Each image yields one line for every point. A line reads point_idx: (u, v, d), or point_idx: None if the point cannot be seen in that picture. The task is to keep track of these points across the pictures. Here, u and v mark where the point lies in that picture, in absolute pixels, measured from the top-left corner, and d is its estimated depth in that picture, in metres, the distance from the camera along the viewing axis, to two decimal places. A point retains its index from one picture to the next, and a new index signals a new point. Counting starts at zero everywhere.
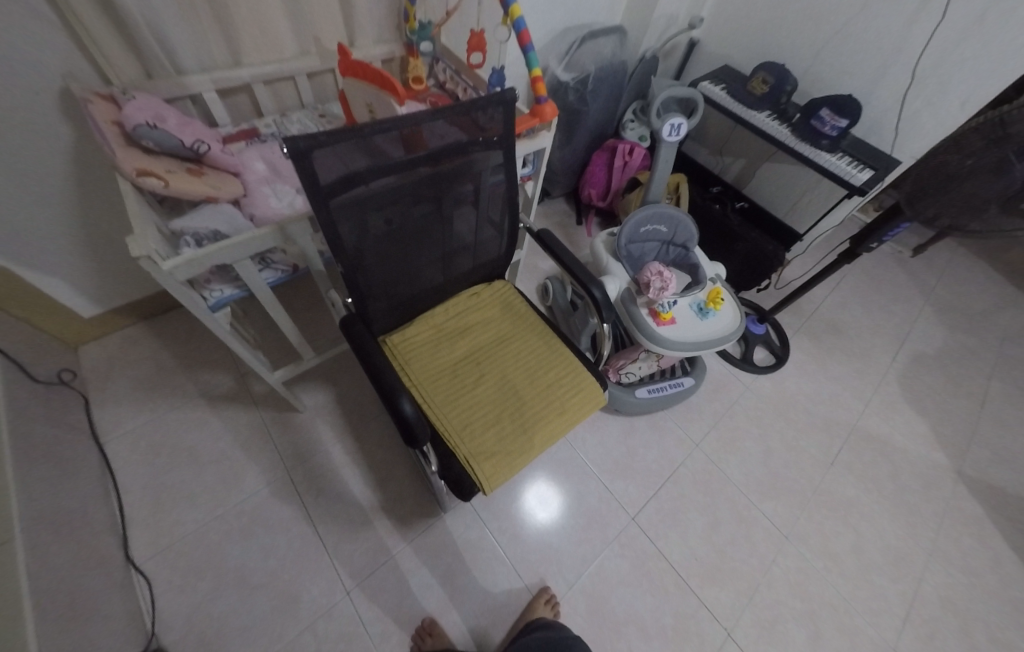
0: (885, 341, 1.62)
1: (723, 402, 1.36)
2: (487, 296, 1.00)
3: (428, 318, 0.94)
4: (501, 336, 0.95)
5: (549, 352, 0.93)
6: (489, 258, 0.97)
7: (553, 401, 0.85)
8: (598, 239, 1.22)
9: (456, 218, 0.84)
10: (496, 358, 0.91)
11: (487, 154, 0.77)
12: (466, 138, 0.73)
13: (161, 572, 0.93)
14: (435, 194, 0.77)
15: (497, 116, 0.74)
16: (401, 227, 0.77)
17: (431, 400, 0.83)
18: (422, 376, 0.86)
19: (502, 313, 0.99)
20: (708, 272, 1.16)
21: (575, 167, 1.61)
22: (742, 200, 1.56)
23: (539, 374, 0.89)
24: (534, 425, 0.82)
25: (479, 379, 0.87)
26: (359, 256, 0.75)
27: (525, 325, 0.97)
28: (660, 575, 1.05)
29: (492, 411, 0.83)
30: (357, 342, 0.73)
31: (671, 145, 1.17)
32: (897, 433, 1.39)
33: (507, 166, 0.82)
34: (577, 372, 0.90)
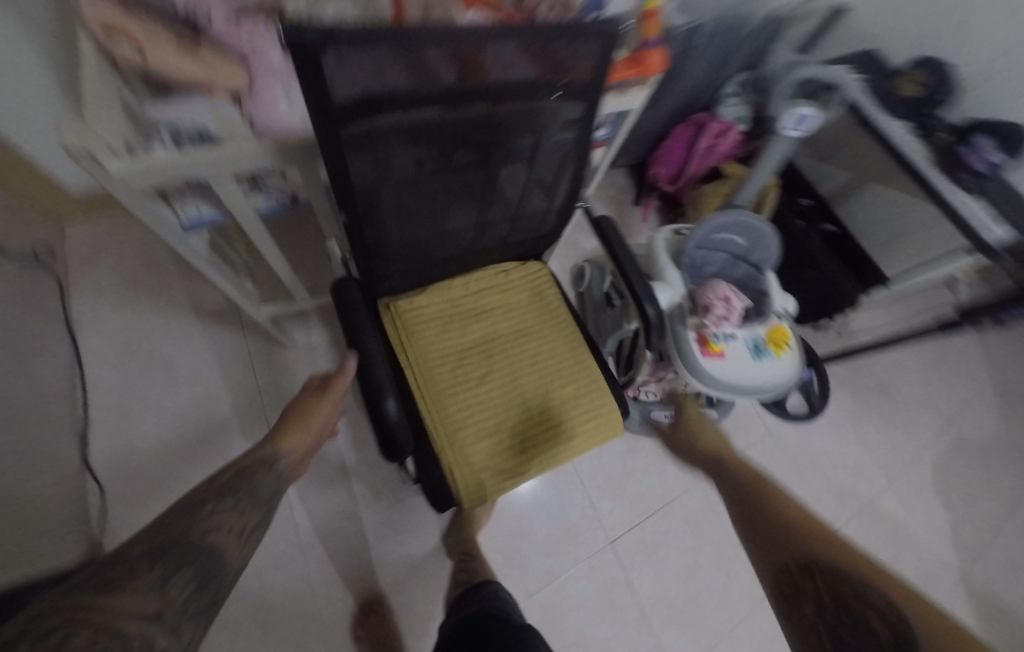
0: (933, 416, 1.45)
1: (740, 442, 1.24)
2: (517, 276, 0.85)
3: (442, 290, 0.80)
4: (522, 330, 0.81)
5: (573, 362, 0.80)
6: (532, 231, 0.81)
7: (562, 422, 0.74)
8: (658, 233, 1.03)
9: (503, 176, 0.67)
10: (510, 355, 0.78)
11: (558, 104, 0.58)
12: (537, 77, 0.53)
13: (118, 483, 0.88)
14: (485, 141, 0.59)
15: (592, 49, 0.53)
16: (433, 175, 0.61)
17: (423, 389, 0.71)
18: (421, 357, 0.74)
19: (531, 302, 0.84)
20: (777, 305, 0.98)
21: (651, 138, 1.36)
22: (831, 223, 1.36)
23: (554, 385, 0.77)
24: (535, 446, 0.71)
25: (484, 375, 0.75)
26: (372, 202, 0.59)
27: (552, 323, 0.83)
28: (624, 607, 1.00)
29: (490, 419, 0.72)
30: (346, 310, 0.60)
31: (789, 142, 0.88)
32: (913, 518, 1.28)
33: (582, 121, 0.63)
34: (599, 393, 0.77)
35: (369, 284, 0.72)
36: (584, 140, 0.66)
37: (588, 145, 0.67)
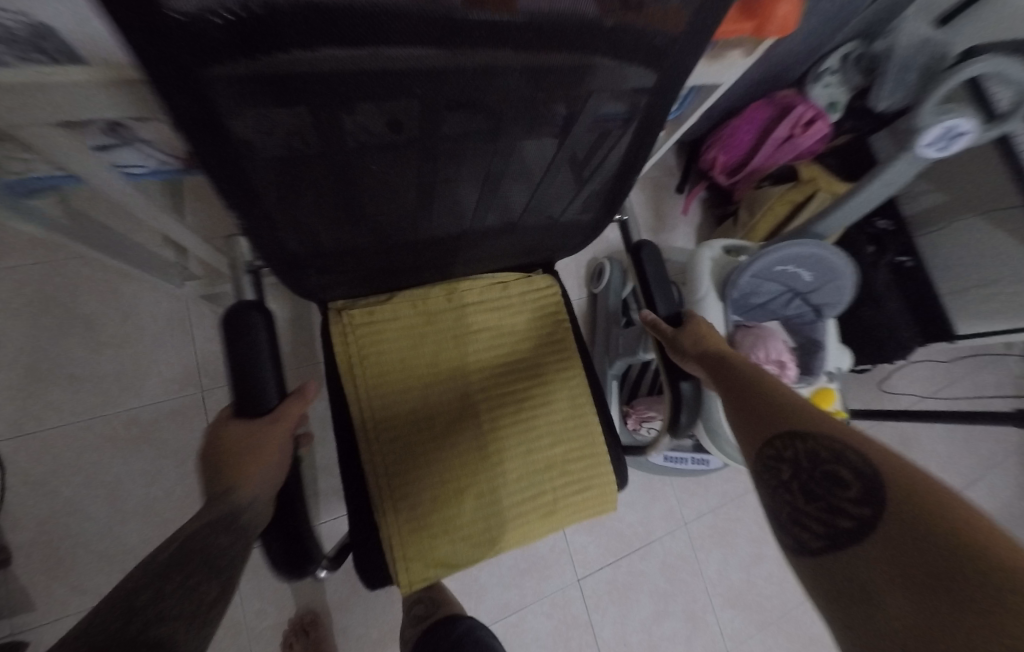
0: (949, 478, 1.33)
1: (738, 485, 1.12)
2: (518, 293, 0.67)
3: (417, 301, 0.62)
4: (513, 364, 0.65)
5: (568, 415, 0.65)
6: (540, 225, 0.59)
7: (540, 491, 0.61)
8: (704, 249, 0.80)
9: (514, 156, 0.44)
10: (492, 396, 0.63)
11: (617, 64, 0.34)
12: (594, 18, 0.29)
13: (20, 460, 0.75)
14: (490, 110, 0.36)
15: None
16: (404, 155, 0.39)
17: (376, 436, 0.57)
18: (375, 391, 0.58)
19: (527, 329, 0.67)
20: (829, 363, 0.80)
21: (716, 112, 1.08)
22: (907, 254, 1.12)
23: (539, 444, 0.62)
24: (503, 519, 0.59)
25: (456, 421, 0.60)
26: (293, 188, 0.37)
27: (552, 360, 0.67)
28: (580, 649, 0.93)
29: (454, 480, 0.58)
30: (239, 342, 0.37)
31: (916, 163, 0.64)
32: None
33: (656, 83, 0.38)
34: (593, 459, 0.64)
35: (316, 287, 0.53)
36: (651, 105, 0.41)
37: (655, 114, 0.42)
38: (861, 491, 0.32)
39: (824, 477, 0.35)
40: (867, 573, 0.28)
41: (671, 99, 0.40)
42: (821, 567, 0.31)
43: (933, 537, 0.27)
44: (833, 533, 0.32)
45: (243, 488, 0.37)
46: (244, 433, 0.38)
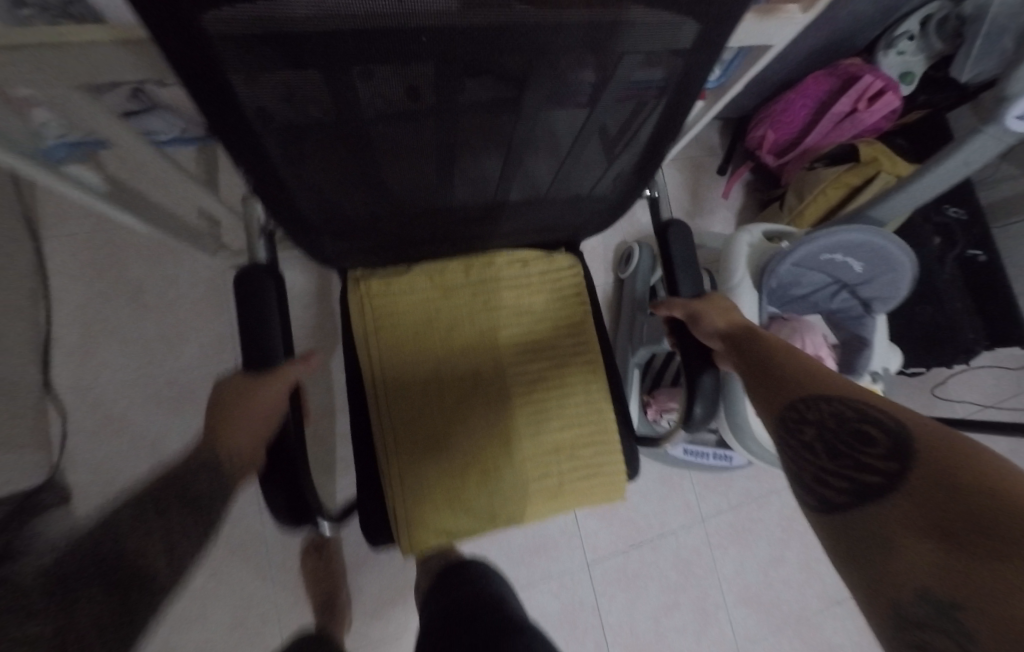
0: None
1: (762, 485, 1.07)
2: (540, 272, 0.66)
3: (442, 272, 0.62)
4: (538, 341, 0.65)
5: (581, 399, 0.64)
6: (564, 198, 0.56)
7: (546, 471, 0.62)
8: (743, 234, 0.75)
9: (545, 118, 0.40)
10: (509, 375, 0.63)
11: (658, 23, 0.30)
12: None
13: (78, 410, 0.83)
14: (515, 64, 0.32)
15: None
16: (419, 123, 0.37)
17: (389, 403, 0.59)
18: (384, 362, 0.60)
19: (546, 308, 0.66)
20: (875, 362, 0.74)
21: (768, 84, 0.99)
22: (981, 249, 0.99)
23: (549, 425, 0.63)
24: (505, 495, 0.60)
25: (471, 397, 0.61)
26: (300, 148, 0.36)
27: (572, 340, 0.66)
28: (585, 631, 0.93)
29: (463, 454, 0.60)
30: (248, 304, 0.42)
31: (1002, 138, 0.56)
32: None
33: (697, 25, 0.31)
34: (603, 447, 0.63)
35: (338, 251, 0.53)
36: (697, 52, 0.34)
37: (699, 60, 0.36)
38: (885, 452, 0.32)
39: (845, 435, 0.35)
40: (887, 515, 0.29)
41: (721, 48, 0.34)
42: (841, 517, 0.31)
43: (955, 481, 0.28)
44: (855, 483, 0.32)
45: (227, 444, 0.40)
46: (238, 390, 0.41)
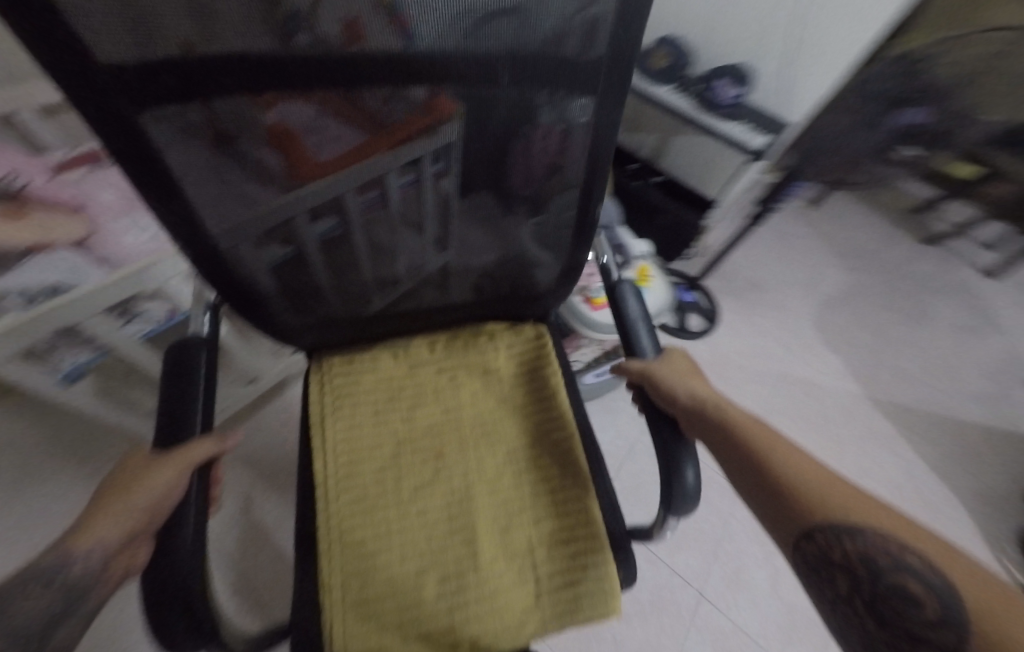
0: (798, 291, 2.11)
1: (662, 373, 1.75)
2: (508, 346, 1.03)
3: (395, 394, 0.96)
4: (482, 431, 0.94)
5: (534, 467, 0.91)
6: (439, 284, 0.85)
7: (477, 535, 0.83)
8: None
9: (365, 258, 0.74)
10: (445, 474, 0.88)
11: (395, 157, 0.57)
12: (360, 134, 0.52)
13: None
14: (326, 205, 0.61)
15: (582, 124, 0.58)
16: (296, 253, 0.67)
17: (339, 506, 0.83)
18: (349, 462, 0.87)
19: (509, 398, 0.99)
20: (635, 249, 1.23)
21: None
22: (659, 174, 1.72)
23: (497, 488, 0.88)
24: (427, 588, 0.77)
25: (410, 500, 0.85)
26: (221, 279, 0.65)
27: (536, 415, 0.96)
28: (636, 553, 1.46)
29: (398, 572, 0.78)
30: (172, 397, 0.63)
31: None
32: (817, 372, 1.89)
33: (587, 188, 0.69)
34: (566, 518, 0.85)
35: (306, 342, 0.91)
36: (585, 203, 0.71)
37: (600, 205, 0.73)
38: (919, 589, 0.47)
39: (867, 570, 0.50)
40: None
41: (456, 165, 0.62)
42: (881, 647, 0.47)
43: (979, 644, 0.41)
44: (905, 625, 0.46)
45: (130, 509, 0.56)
46: (147, 459, 0.58)
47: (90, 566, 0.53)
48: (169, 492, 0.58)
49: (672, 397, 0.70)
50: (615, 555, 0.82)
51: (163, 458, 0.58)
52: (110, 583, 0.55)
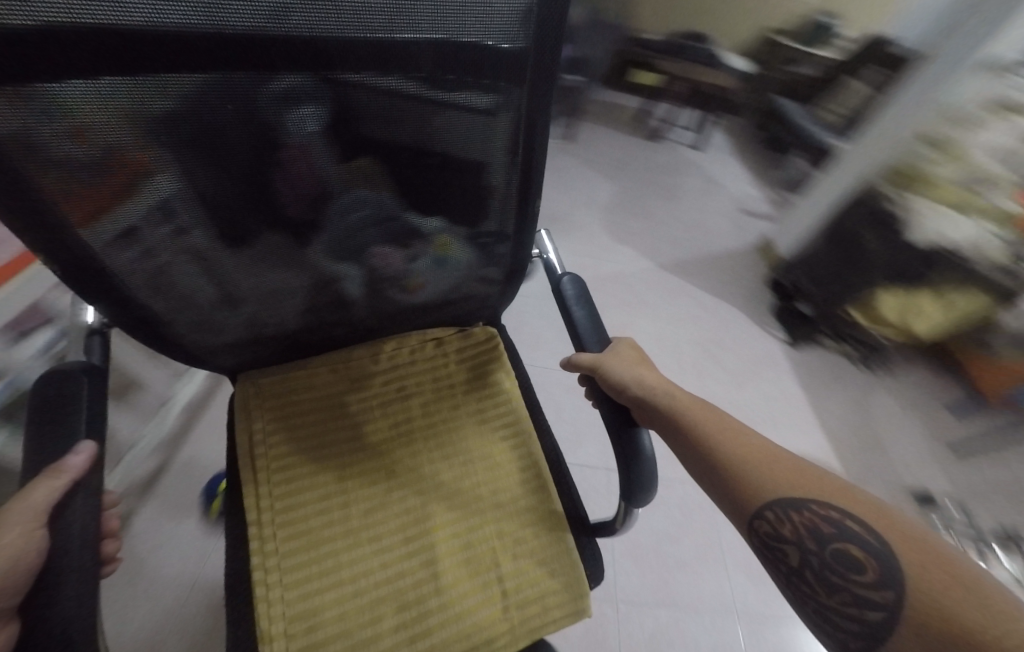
0: (702, 260, 2.54)
1: None
2: (458, 351, 1.01)
3: (336, 411, 0.90)
4: (438, 440, 0.91)
5: (500, 468, 0.90)
6: (403, 297, 0.87)
7: (433, 556, 0.79)
8: None
9: (331, 272, 0.74)
10: (400, 489, 0.85)
11: (365, 149, 0.58)
12: (337, 119, 0.54)
13: None
14: (313, 196, 0.61)
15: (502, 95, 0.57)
16: (245, 262, 0.65)
17: (276, 548, 0.74)
18: (289, 499, 0.79)
19: (473, 402, 0.97)
20: None
21: None
22: None
23: (460, 498, 0.85)
24: (386, 608, 0.73)
25: (362, 524, 0.80)
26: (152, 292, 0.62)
27: (498, 422, 0.95)
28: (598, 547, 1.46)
29: (353, 608, 0.72)
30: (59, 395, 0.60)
31: None
32: (707, 317, 2.26)
33: (486, 144, 0.63)
34: (528, 508, 0.86)
35: (227, 362, 0.86)
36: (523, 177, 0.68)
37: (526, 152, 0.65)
38: (872, 576, 0.49)
39: (815, 540, 0.53)
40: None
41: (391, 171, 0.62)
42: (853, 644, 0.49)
43: (919, 612, 0.45)
44: (861, 624, 0.48)
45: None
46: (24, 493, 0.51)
47: None
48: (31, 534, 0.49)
49: (628, 394, 0.69)
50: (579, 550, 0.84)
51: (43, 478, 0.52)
52: None
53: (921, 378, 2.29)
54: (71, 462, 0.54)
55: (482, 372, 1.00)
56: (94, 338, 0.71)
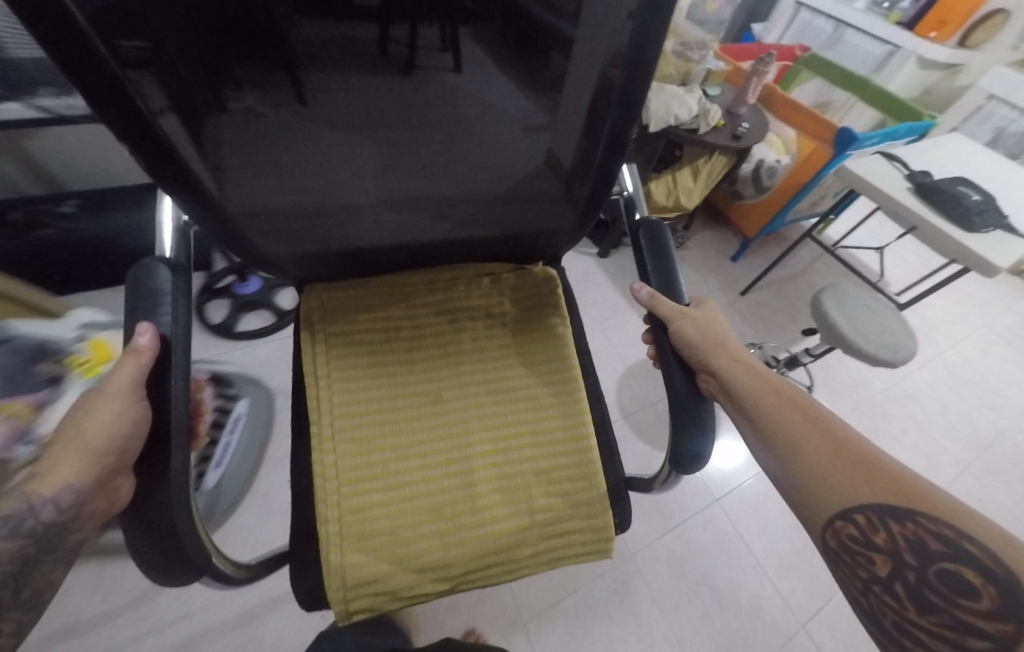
0: None
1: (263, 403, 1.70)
2: (513, 290, 1.07)
3: (391, 336, 0.99)
4: (484, 371, 1.00)
5: (540, 388, 0.99)
6: (457, 236, 0.95)
7: (474, 470, 0.89)
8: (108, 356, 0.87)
9: (357, 196, 0.77)
10: (446, 414, 0.94)
11: (418, 59, 0.59)
12: (400, 13, 0.53)
13: None
14: (360, 102, 0.62)
15: (356, 32, 0.53)
16: (291, 171, 0.68)
17: (334, 445, 0.85)
18: (342, 407, 0.89)
19: (514, 338, 1.05)
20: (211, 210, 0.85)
21: None
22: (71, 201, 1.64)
23: (502, 411, 0.96)
24: (430, 522, 0.82)
25: (416, 444, 0.89)
26: (213, 178, 0.64)
27: (551, 359, 1.02)
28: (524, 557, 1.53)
29: (401, 508, 0.82)
30: (141, 288, 0.68)
31: None
32: None
33: (277, 132, 0.61)
34: (555, 423, 0.95)
35: (292, 272, 0.93)
36: (611, 131, 0.73)
37: (212, 162, 0.61)
38: (986, 595, 0.49)
39: (914, 556, 0.56)
40: None
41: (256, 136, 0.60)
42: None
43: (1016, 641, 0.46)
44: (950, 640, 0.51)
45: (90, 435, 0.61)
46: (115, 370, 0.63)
47: (59, 510, 0.57)
48: (128, 401, 0.62)
49: (706, 357, 0.76)
50: (612, 503, 0.91)
51: (126, 354, 0.63)
52: (91, 522, 0.59)
53: (707, 241, 2.82)
54: (145, 342, 0.63)
55: (533, 307, 1.07)
56: (178, 235, 0.77)
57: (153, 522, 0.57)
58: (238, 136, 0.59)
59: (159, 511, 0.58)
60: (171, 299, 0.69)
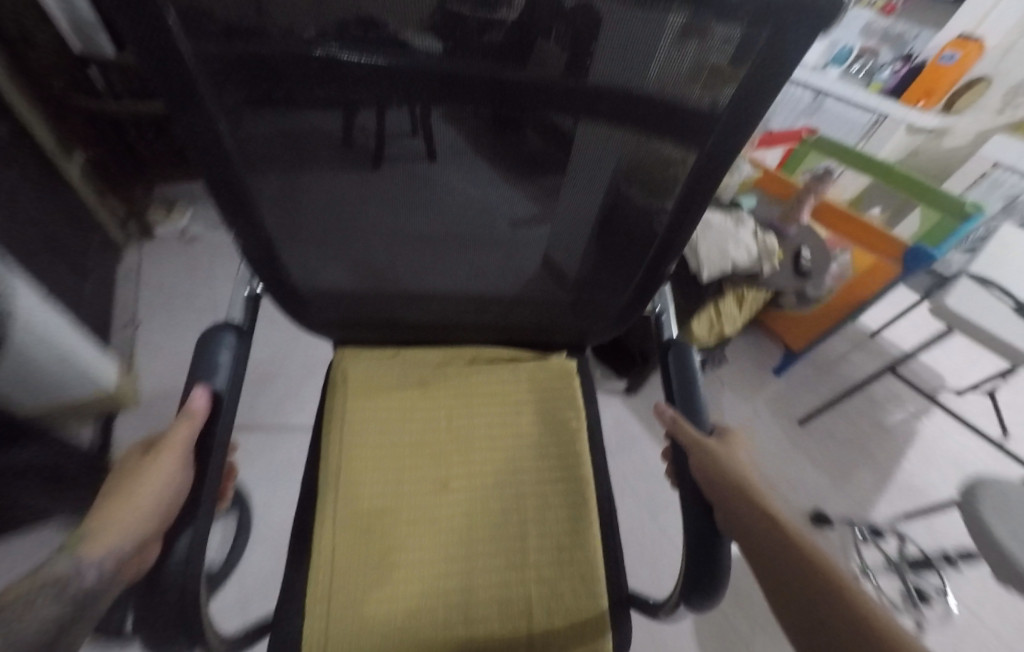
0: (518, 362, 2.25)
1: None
2: (532, 375, 0.95)
3: (407, 405, 0.89)
4: (499, 449, 0.88)
5: (556, 475, 0.86)
6: (491, 322, 0.91)
7: (474, 559, 0.76)
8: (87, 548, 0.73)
9: (363, 263, 0.72)
10: (454, 494, 0.82)
11: (434, 152, 0.54)
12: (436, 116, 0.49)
13: None
14: (382, 190, 0.59)
15: (319, 126, 0.49)
16: (305, 237, 0.65)
17: (335, 513, 0.77)
18: (353, 477, 0.81)
19: (534, 416, 0.92)
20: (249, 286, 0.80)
21: None
22: None
23: (512, 497, 0.83)
24: (419, 617, 0.70)
25: (420, 527, 0.78)
26: (263, 246, 0.62)
27: (564, 448, 0.89)
28: None
29: (385, 611, 0.69)
30: (198, 357, 0.68)
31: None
32: None
33: (309, 199, 0.59)
34: (561, 520, 0.81)
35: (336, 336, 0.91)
36: (622, 234, 0.67)
37: (269, 236, 0.61)
38: None
39: None
40: None
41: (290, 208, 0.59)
42: None
43: None
44: None
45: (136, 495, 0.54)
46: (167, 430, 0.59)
47: (105, 571, 0.47)
48: (176, 452, 0.58)
49: (718, 495, 0.64)
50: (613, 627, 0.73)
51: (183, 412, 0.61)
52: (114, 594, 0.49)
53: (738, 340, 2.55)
54: (199, 404, 0.62)
55: (558, 388, 0.95)
56: (247, 301, 0.77)
57: (163, 586, 0.51)
58: (273, 206, 0.58)
59: (174, 589, 0.51)
60: (229, 378, 0.68)
